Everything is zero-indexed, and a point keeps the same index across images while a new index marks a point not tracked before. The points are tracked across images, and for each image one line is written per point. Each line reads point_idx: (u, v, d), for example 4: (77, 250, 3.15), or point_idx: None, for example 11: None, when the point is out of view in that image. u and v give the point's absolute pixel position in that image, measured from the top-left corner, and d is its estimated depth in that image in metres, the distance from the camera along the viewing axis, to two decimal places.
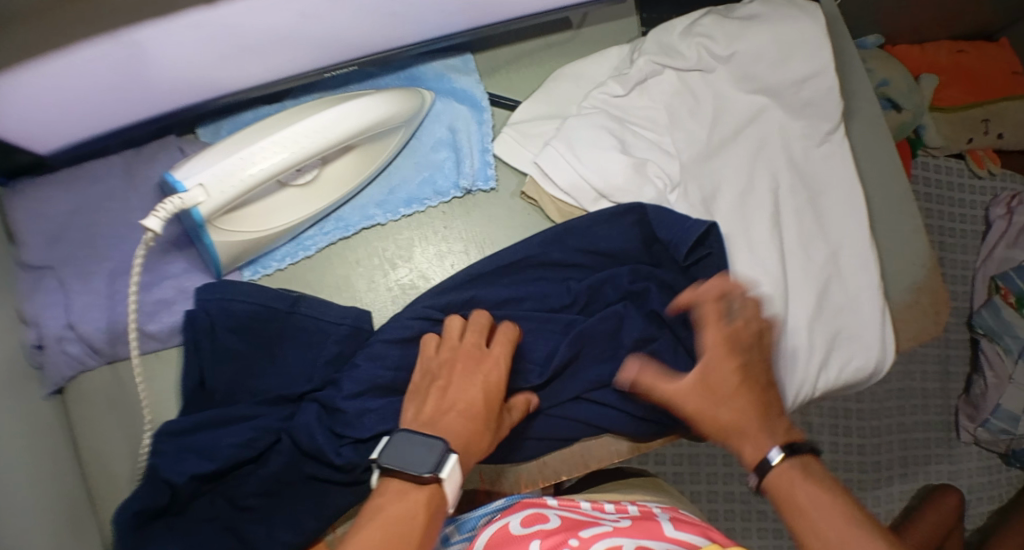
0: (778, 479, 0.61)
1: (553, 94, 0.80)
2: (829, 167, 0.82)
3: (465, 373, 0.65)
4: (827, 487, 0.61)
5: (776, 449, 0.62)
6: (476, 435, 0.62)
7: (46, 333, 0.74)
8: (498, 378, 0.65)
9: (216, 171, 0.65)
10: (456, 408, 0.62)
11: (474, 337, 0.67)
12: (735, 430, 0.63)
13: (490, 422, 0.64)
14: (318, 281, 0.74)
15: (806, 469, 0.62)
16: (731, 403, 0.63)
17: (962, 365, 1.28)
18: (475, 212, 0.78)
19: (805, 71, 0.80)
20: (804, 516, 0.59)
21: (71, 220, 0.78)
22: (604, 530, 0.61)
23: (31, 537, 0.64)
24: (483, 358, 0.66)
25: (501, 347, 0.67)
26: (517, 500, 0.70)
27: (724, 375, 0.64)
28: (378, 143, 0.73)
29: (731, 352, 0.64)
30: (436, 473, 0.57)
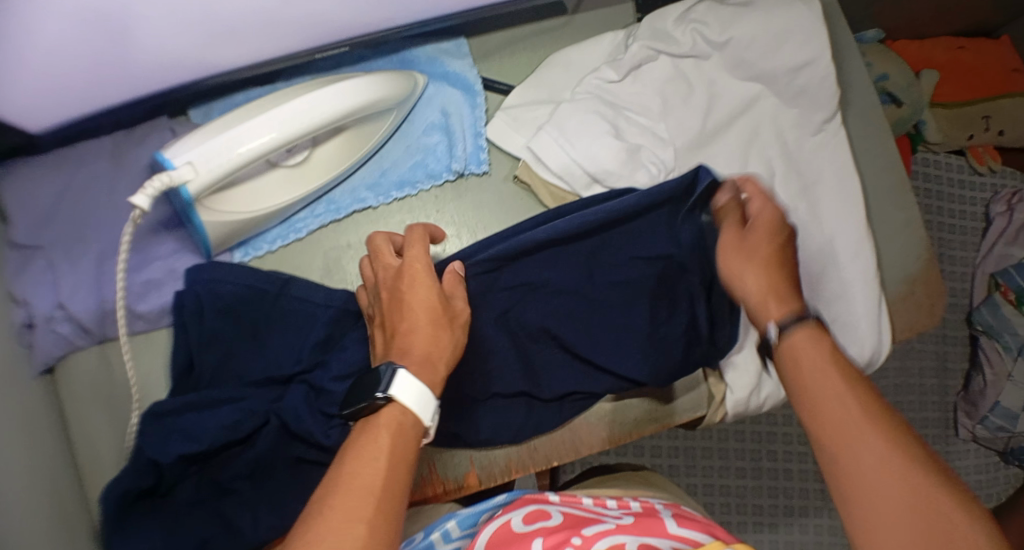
0: (792, 343, 0.58)
1: (546, 79, 0.80)
2: (826, 155, 0.81)
3: (396, 297, 0.62)
4: (844, 361, 0.56)
5: (802, 314, 0.59)
6: (427, 341, 0.60)
7: (36, 313, 0.74)
8: (425, 278, 0.63)
9: (205, 149, 0.65)
10: (406, 332, 0.60)
11: (387, 259, 0.65)
12: (762, 291, 0.61)
13: (442, 323, 0.62)
14: (308, 264, 0.74)
15: (824, 340, 0.58)
16: (761, 270, 0.62)
17: (961, 362, 1.27)
18: (466, 196, 0.77)
19: (799, 58, 0.79)
20: (810, 385, 0.56)
21: (62, 201, 0.78)
22: (606, 528, 0.61)
23: (18, 513, 0.64)
24: (401, 271, 0.63)
25: (415, 251, 0.64)
26: (518, 497, 0.69)
27: (763, 242, 0.63)
28: (369, 124, 0.73)
29: (775, 227, 0.64)
30: (385, 392, 0.55)
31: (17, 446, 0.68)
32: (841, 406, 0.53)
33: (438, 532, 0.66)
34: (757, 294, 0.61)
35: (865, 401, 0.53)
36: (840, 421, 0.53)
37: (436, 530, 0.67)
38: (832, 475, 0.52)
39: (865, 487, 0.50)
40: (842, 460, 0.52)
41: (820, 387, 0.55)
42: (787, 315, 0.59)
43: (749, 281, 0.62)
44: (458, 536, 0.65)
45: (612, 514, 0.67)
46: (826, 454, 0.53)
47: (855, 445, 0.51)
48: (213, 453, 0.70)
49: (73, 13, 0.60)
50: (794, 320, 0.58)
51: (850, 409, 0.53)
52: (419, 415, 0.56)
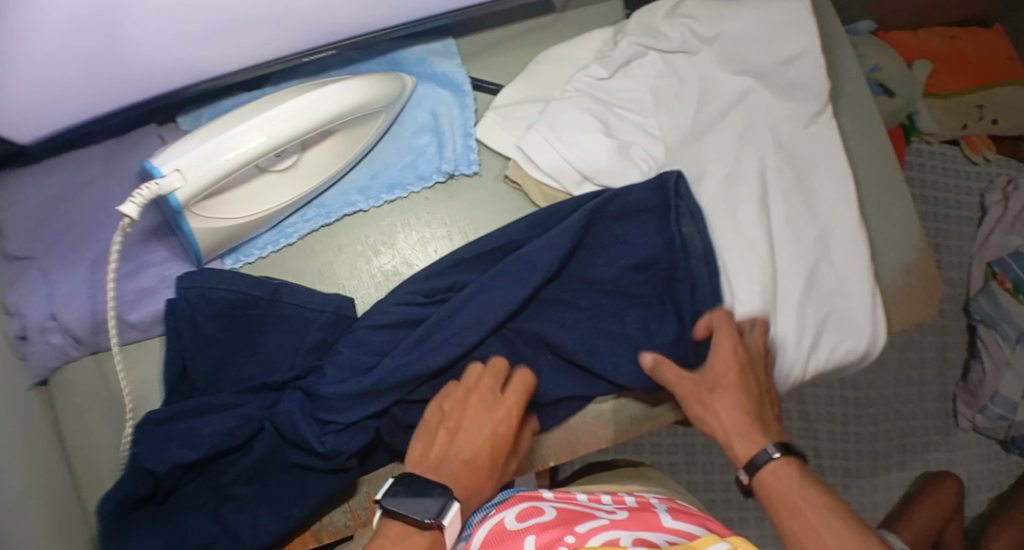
0: (764, 479, 0.64)
1: (536, 78, 0.80)
2: (816, 148, 0.81)
3: (474, 420, 0.66)
4: (816, 490, 0.62)
5: (772, 445, 0.65)
6: (480, 477, 0.64)
7: (29, 323, 0.74)
8: (510, 425, 0.67)
9: (193, 156, 0.65)
10: (461, 456, 0.64)
11: (491, 382, 0.69)
12: (730, 432, 0.67)
13: (495, 469, 0.66)
14: (299, 269, 0.74)
15: (788, 468, 0.64)
16: (724, 410, 0.68)
17: (959, 352, 1.26)
18: (457, 197, 0.77)
19: (791, 51, 0.80)
20: (793, 519, 0.61)
21: (53, 211, 0.77)
22: (600, 523, 0.60)
23: (16, 524, 0.64)
24: (497, 403, 0.68)
25: (516, 398, 0.68)
26: (512, 495, 0.66)
27: (731, 381, 0.68)
28: (358, 127, 0.72)
29: (740, 363, 0.69)
30: (438, 519, 0.57)
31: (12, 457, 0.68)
32: (826, 534, 0.60)
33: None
34: (727, 433, 0.67)
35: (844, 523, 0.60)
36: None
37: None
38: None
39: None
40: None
41: (800, 524, 0.61)
42: (761, 448, 0.65)
43: (718, 419, 0.68)
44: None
45: (606, 508, 0.67)
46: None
47: None
48: (209, 461, 0.70)
49: (75, 16, 0.62)
50: (761, 457, 0.65)
51: (833, 537, 0.59)
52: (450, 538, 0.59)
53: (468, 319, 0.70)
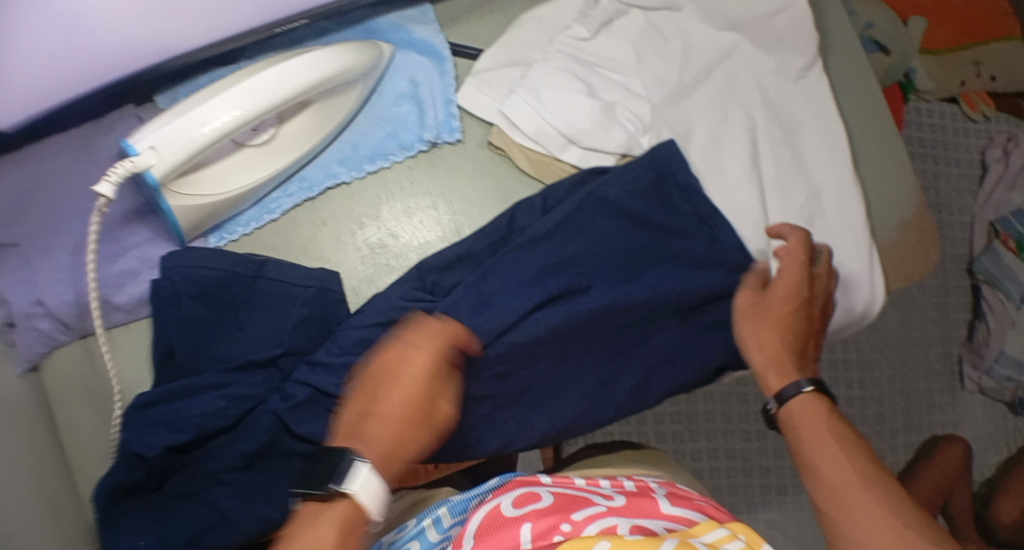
0: (790, 411, 0.66)
1: (514, 39, 0.77)
2: (806, 103, 0.79)
3: (383, 377, 0.60)
4: (843, 432, 0.63)
5: (807, 381, 0.66)
6: (409, 433, 0.59)
7: (15, 310, 0.74)
8: (422, 372, 0.60)
9: (166, 132, 0.64)
10: (377, 417, 0.59)
11: (406, 335, 0.63)
12: (768, 357, 0.68)
13: (416, 425, 0.60)
14: (283, 244, 0.73)
15: (819, 404, 0.65)
16: (766, 332, 0.69)
17: (963, 312, 1.24)
18: (440, 165, 0.75)
19: (774, 4, 0.79)
20: (817, 442, 0.63)
21: (33, 196, 0.76)
22: (597, 510, 0.61)
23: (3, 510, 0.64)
24: (407, 353, 0.61)
25: (434, 345, 0.63)
26: (510, 479, 0.68)
27: (784, 314, 0.69)
28: (334, 97, 0.71)
29: (801, 292, 0.70)
30: (342, 488, 0.55)
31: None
32: (847, 459, 0.61)
33: (430, 519, 0.66)
34: (765, 360, 0.68)
35: (866, 456, 0.62)
36: (841, 490, 0.60)
37: (427, 517, 0.67)
38: (831, 519, 0.60)
39: (864, 528, 0.58)
40: (847, 506, 0.59)
41: (825, 449, 0.62)
42: (795, 381, 0.66)
43: (753, 346, 0.69)
44: (450, 522, 0.65)
45: (603, 492, 0.68)
46: (830, 498, 0.60)
47: (856, 510, 0.59)
48: (200, 442, 0.70)
49: None
50: (795, 389, 0.66)
51: (855, 464, 0.61)
52: (365, 509, 0.56)
53: (464, 296, 0.70)
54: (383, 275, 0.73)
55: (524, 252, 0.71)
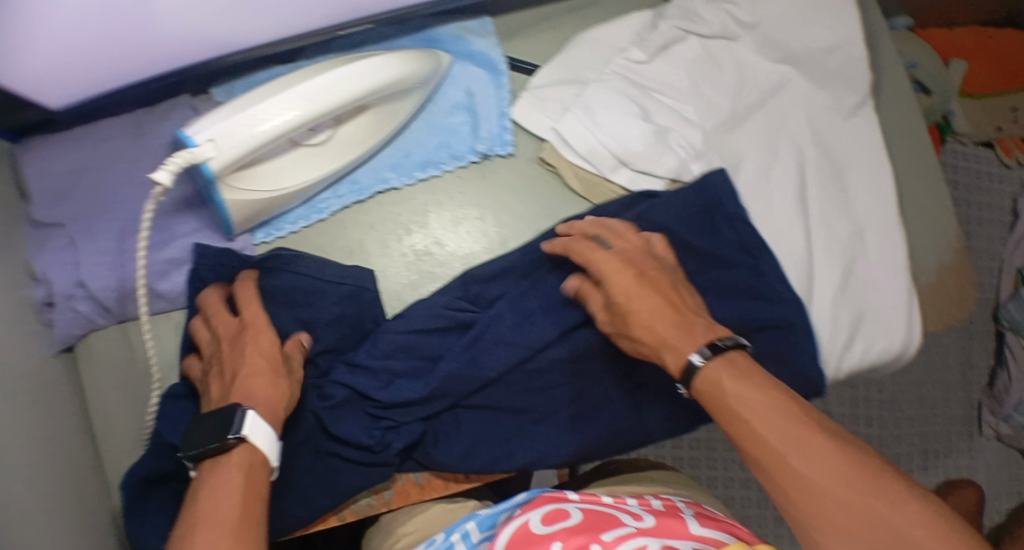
0: (705, 382, 0.59)
1: (571, 58, 0.77)
2: (855, 140, 0.79)
3: (230, 351, 0.64)
4: (759, 390, 0.58)
5: (698, 351, 0.60)
6: (257, 367, 0.63)
7: (56, 290, 0.74)
8: (263, 327, 0.65)
9: (226, 126, 0.64)
10: (243, 377, 0.62)
11: (222, 315, 0.67)
12: (654, 346, 0.62)
13: (279, 372, 0.64)
14: (329, 244, 0.73)
15: (723, 367, 0.59)
16: (641, 322, 0.63)
17: (985, 357, 1.24)
18: (491, 178, 0.75)
19: (831, 39, 0.78)
20: (738, 417, 0.57)
21: (80, 177, 0.77)
22: (627, 530, 0.60)
23: (33, 489, 0.64)
24: (240, 324, 0.65)
25: (251, 305, 0.67)
26: (536, 494, 0.68)
27: (637, 298, 0.63)
28: (390, 103, 0.71)
29: (629, 270, 0.65)
30: (238, 434, 0.57)
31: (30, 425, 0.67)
32: (772, 428, 0.56)
33: (458, 534, 0.65)
34: (655, 354, 0.63)
35: (791, 411, 0.57)
36: (780, 460, 0.55)
37: (456, 531, 0.66)
38: (781, 499, 0.55)
39: (818, 503, 0.53)
40: (790, 482, 0.54)
41: (747, 423, 0.57)
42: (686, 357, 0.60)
43: (636, 346, 0.64)
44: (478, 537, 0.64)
45: (631, 510, 0.67)
46: (772, 476, 0.55)
47: (801, 479, 0.54)
48: None
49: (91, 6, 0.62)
50: (692, 367, 0.60)
51: (782, 429, 0.56)
52: (266, 454, 0.58)
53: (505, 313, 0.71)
54: (426, 283, 0.74)
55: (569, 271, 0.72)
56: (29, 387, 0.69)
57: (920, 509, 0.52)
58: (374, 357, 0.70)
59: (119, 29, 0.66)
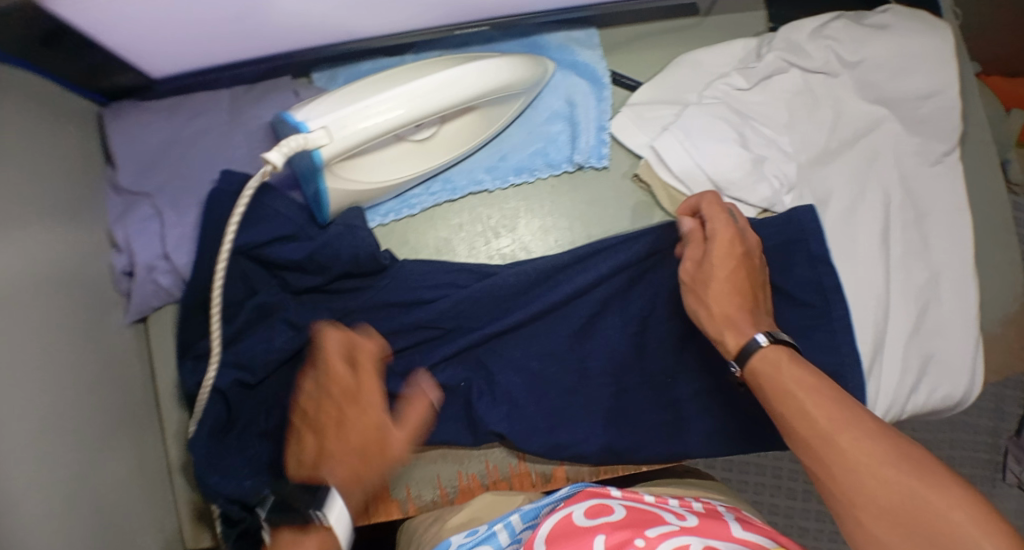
0: (760, 361, 0.61)
1: (672, 79, 0.78)
2: (938, 187, 0.80)
3: (336, 418, 0.64)
4: (809, 376, 0.59)
5: (764, 333, 0.61)
6: (361, 444, 0.62)
7: (139, 261, 0.74)
8: (375, 404, 0.63)
9: (339, 116, 0.64)
10: (335, 458, 0.62)
11: (337, 362, 0.65)
12: (724, 316, 0.64)
13: (375, 461, 0.62)
14: (418, 243, 0.75)
15: (778, 352, 0.61)
16: (721, 290, 0.64)
17: (1017, 407, 1.23)
18: (584, 189, 0.77)
19: (925, 88, 0.79)
20: (787, 397, 0.58)
21: (170, 148, 0.77)
22: (670, 529, 0.58)
23: (90, 459, 0.65)
24: (352, 386, 0.64)
25: (368, 372, 0.65)
26: (580, 491, 0.66)
27: (726, 274, 0.65)
28: (496, 106, 0.71)
29: (737, 247, 0.65)
30: (318, 515, 0.59)
31: (93, 393, 0.67)
32: (824, 411, 0.56)
33: (500, 523, 0.65)
34: (714, 326, 0.64)
35: (839, 398, 0.57)
36: (825, 445, 0.55)
37: (498, 521, 0.66)
38: (825, 477, 0.55)
39: (861, 483, 0.53)
40: (836, 463, 0.54)
41: (793, 404, 0.57)
42: (752, 336, 0.62)
43: (702, 310, 0.66)
44: (521, 526, 0.64)
45: (673, 510, 0.65)
46: (817, 457, 0.56)
47: (848, 463, 0.54)
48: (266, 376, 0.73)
49: None
50: (754, 344, 0.61)
51: (831, 412, 0.56)
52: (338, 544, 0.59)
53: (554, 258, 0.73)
54: None
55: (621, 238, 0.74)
56: (97, 352, 0.70)
57: (965, 496, 0.51)
58: (445, 299, 0.72)
59: (233, 14, 0.65)
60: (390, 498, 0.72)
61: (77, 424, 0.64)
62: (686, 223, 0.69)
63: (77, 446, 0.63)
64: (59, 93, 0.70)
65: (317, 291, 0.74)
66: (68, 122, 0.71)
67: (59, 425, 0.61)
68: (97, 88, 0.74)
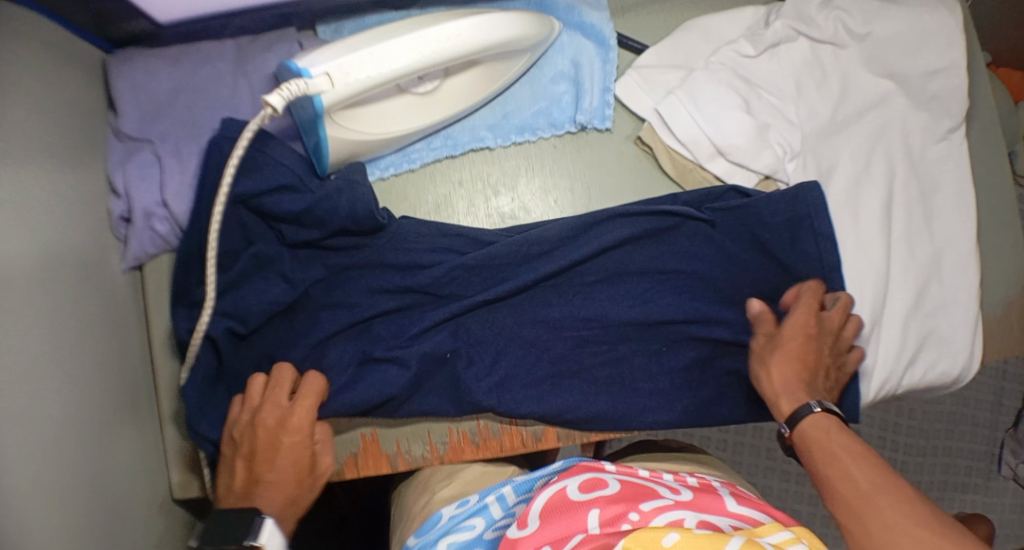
0: (809, 426, 0.65)
1: (680, 44, 0.77)
2: (943, 165, 0.79)
3: (269, 439, 0.66)
4: (853, 441, 0.62)
5: (815, 402, 0.66)
6: (291, 465, 0.66)
7: (136, 206, 0.74)
8: (308, 431, 0.67)
9: (343, 61, 0.63)
10: (267, 476, 0.65)
11: (278, 396, 0.67)
12: (782, 386, 0.68)
13: (304, 477, 0.67)
14: (418, 197, 0.75)
15: (824, 420, 0.65)
16: (788, 358, 0.68)
17: (1016, 400, 1.23)
18: (586, 151, 0.76)
19: (934, 64, 0.78)
20: (829, 456, 0.62)
21: (173, 97, 0.77)
22: (665, 502, 0.57)
23: (82, 400, 0.64)
24: (287, 415, 0.66)
25: (299, 409, 0.66)
26: (575, 464, 0.64)
27: (796, 345, 0.68)
28: (501, 62, 0.71)
29: (812, 321, 0.69)
30: (254, 539, 0.58)
31: (87, 335, 0.67)
32: (864, 472, 0.60)
33: (493, 495, 0.64)
34: (772, 388, 0.68)
35: (877, 461, 0.60)
36: (861, 498, 0.58)
37: (491, 493, 0.65)
38: (854, 529, 0.57)
39: (885, 535, 0.56)
40: (870, 517, 0.57)
41: (834, 461, 0.61)
42: (803, 403, 0.66)
43: (765, 378, 0.69)
44: (514, 501, 0.63)
45: (668, 484, 0.64)
46: (852, 510, 0.58)
47: (879, 517, 0.56)
48: (255, 331, 0.72)
49: None
50: (807, 411, 0.65)
51: (869, 473, 0.59)
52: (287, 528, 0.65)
53: (549, 233, 0.72)
54: None
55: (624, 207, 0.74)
56: (94, 295, 0.70)
57: None
58: (444, 264, 0.72)
59: None
60: (379, 453, 0.73)
61: (70, 364, 0.64)
62: (754, 305, 0.71)
63: (69, 386, 0.63)
64: (64, 34, 0.70)
65: (315, 247, 0.72)
66: (72, 64, 0.71)
67: (52, 364, 0.61)
68: (102, 32, 0.74)
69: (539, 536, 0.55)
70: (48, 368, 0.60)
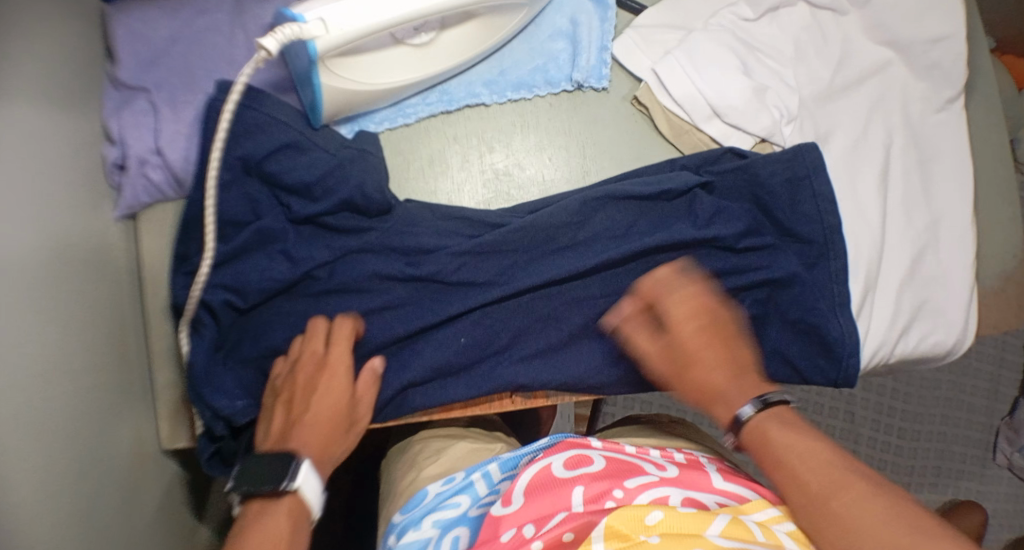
0: (756, 425, 0.60)
1: (680, 6, 0.79)
2: (943, 135, 0.79)
3: (306, 384, 0.65)
4: (798, 435, 0.58)
5: (747, 404, 0.60)
6: (330, 410, 0.65)
7: (130, 153, 0.73)
8: (344, 375, 0.65)
9: (338, 7, 0.62)
10: (306, 421, 0.64)
11: (314, 344, 0.66)
12: (713, 402, 0.62)
13: (342, 425, 0.65)
14: (411, 151, 0.74)
15: (780, 414, 0.60)
16: (700, 366, 0.62)
17: (1012, 388, 1.22)
18: (583, 110, 0.77)
19: (938, 31, 0.77)
20: (780, 460, 0.57)
21: (172, 46, 0.77)
22: (649, 480, 0.56)
23: (75, 344, 0.64)
24: (322, 361, 0.66)
25: (334, 354, 0.66)
26: (560, 441, 0.63)
27: (702, 351, 0.63)
28: (500, 17, 0.71)
29: (699, 320, 0.64)
30: (290, 482, 0.59)
31: (80, 280, 0.67)
32: (819, 472, 0.55)
33: (479, 472, 0.64)
34: (705, 401, 0.62)
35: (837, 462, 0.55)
36: (820, 497, 0.53)
37: (477, 470, 0.65)
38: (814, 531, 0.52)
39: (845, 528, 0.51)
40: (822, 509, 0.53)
41: (790, 464, 0.56)
42: (736, 411, 0.61)
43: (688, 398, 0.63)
44: (499, 478, 0.63)
45: (654, 461, 0.62)
46: (811, 513, 0.53)
47: (839, 511, 0.52)
48: (257, 305, 0.70)
49: None
50: (744, 414, 0.60)
51: (825, 472, 0.55)
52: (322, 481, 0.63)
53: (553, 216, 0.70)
54: (501, 201, 0.75)
55: (628, 180, 0.73)
56: (86, 240, 0.70)
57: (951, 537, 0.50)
58: (445, 250, 0.70)
59: None
60: None
61: (63, 307, 0.63)
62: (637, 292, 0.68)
63: (62, 329, 0.63)
64: None
65: (316, 224, 0.71)
66: (72, 10, 0.71)
67: (47, 305, 0.61)
68: None
69: (523, 514, 0.54)
70: (44, 309, 0.60)
